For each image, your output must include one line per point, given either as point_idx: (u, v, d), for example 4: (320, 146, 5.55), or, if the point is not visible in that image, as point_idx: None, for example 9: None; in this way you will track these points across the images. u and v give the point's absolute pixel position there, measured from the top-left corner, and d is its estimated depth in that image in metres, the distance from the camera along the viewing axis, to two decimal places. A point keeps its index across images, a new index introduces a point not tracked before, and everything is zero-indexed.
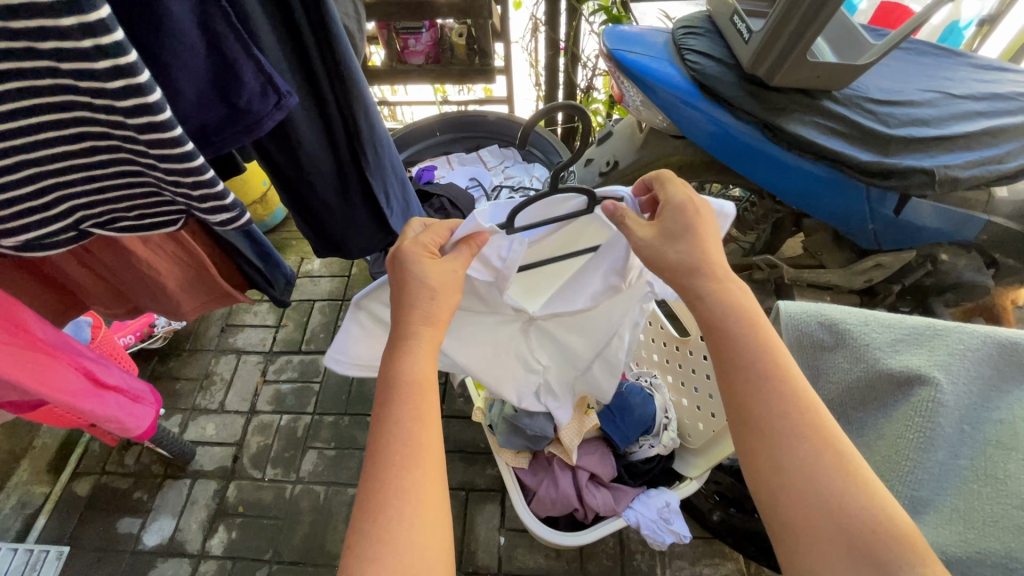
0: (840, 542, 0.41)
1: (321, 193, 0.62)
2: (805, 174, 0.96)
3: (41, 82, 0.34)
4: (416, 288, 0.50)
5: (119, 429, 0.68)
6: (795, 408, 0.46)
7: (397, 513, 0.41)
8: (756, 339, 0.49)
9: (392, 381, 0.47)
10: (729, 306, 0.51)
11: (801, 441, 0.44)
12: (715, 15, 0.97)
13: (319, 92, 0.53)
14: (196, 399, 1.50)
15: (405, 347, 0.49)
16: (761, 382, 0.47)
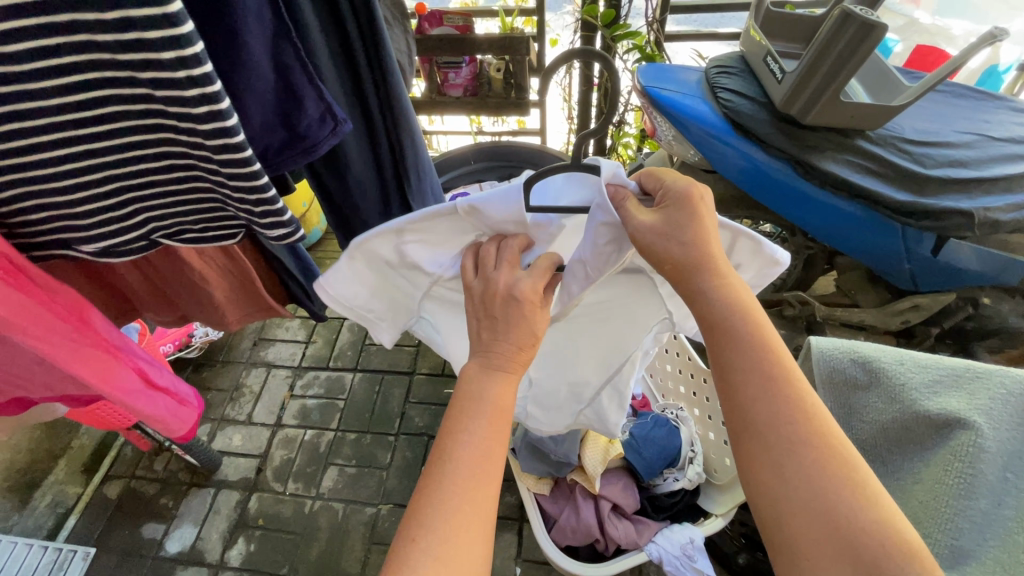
0: (839, 557, 0.40)
1: (365, 215, 0.65)
2: (838, 212, 0.95)
3: (138, 106, 0.38)
4: (523, 332, 0.51)
5: (164, 429, 0.70)
6: (797, 416, 0.44)
7: (419, 533, 0.41)
8: (758, 340, 0.47)
9: (478, 395, 0.49)
10: (730, 304, 0.49)
11: (803, 448, 0.43)
12: (748, 56, 1.00)
13: (370, 119, 0.57)
14: (225, 409, 1.54)
15: (492, 370, 0.50)
16: (762, 388, 0.46)
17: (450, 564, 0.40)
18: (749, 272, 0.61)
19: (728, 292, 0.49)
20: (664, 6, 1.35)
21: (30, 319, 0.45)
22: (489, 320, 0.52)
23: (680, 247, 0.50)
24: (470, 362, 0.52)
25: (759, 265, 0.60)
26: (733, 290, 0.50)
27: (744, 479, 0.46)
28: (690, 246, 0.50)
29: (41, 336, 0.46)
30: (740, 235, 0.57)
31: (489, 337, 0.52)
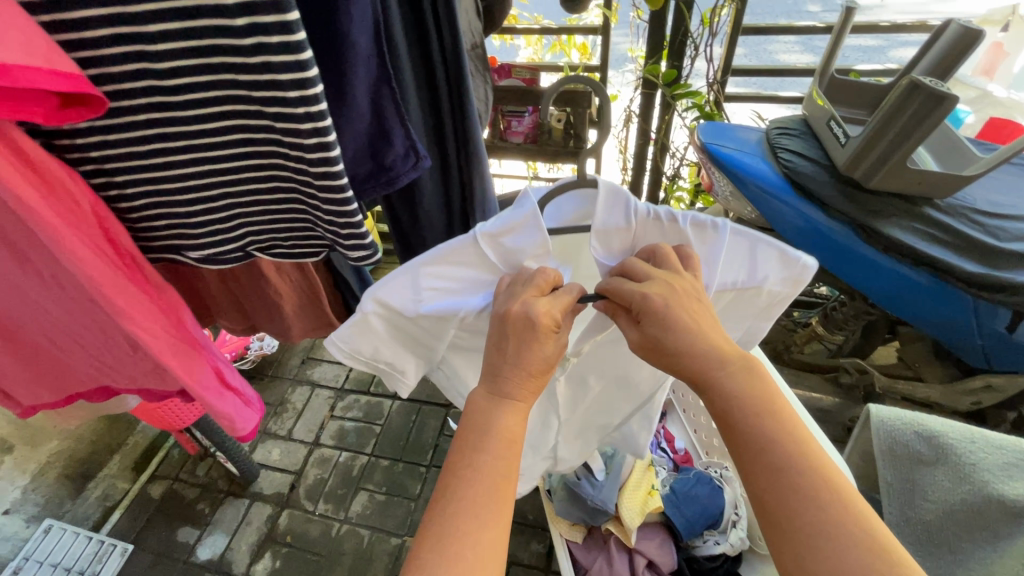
0: None
1: (430, 246, 0.69)
2: (902, 279, 0.93)
3: (257, 133, 0.44)
4: (535, 359, 0.50)
5: (228, 428, 0.69)
6: (818, 501, 0.42)
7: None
8: (772, 421, 0.46)
9: (481, 429, 0.48)
10: (743, 386, 0.47)
11: (823, 539, 0.41)
12: (810, 119, 1.01)
13: (445, 158, 0.62)
14: (268, 422, 1.60)
15: (502, 400, 0.50)
16: (784, 479, 0.44)
17: None
18: (779, 284, 0.60)
19: (744, 377, 0.47)
20: (725, 69, 1.39)
21: (138, 311, 0.50)
22: (505, 353, 0.50)
23: (690, 333, 0.47)
24: (479, 389, 0.51)
25: (787, 275, 0.59)
26: (746, 369, 0.48)
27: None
28: (697, 315, 0.49)
29: (145, 327, 0.51)
30: (759, 240, 0.57)
31: (512, 360, 0.50)
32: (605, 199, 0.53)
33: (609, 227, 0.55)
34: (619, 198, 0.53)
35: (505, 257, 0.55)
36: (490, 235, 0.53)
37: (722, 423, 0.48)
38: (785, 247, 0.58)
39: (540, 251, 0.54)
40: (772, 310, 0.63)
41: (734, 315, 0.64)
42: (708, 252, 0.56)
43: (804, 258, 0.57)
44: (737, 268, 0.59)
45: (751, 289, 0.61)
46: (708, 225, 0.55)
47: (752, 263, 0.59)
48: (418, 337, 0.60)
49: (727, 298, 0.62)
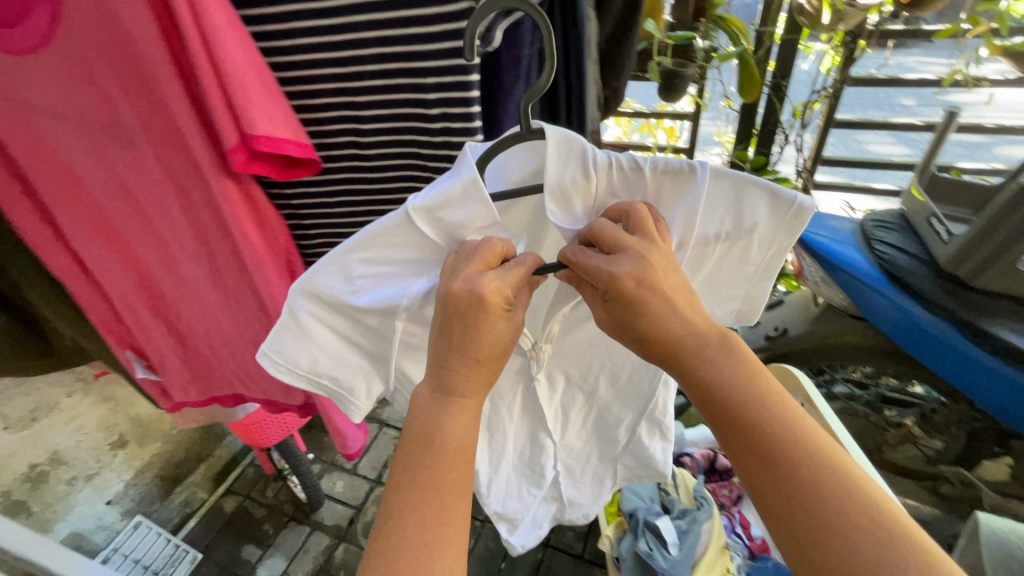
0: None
1: None
2: (1008, 383, 0.86)
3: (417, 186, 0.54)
4: (480, 343, 0.48)
5: (341, 445, 0.77)
6: (816, 476, 0.44)
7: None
8: (762, 409, 0.47)
9: (427, 438, 0.48)
10: (724, 362, 0.48)
11: (809, 487, 0.44)
12: (910, 214, 1.02)
13: None
14: (336, 454, 1.67)
15: (449, 400, 0.48)
16: (774, 445, 0.46)
17: None
18: (770, 232, 0.53)
19: (722, 354, 0.48)
20: (815, 158, 1.43)
21: None
22: (454, 338, 0.48)
23: (678, 320, 0.48)
24: (424, 389, 0.50)
25: (782, 218, 0.51)
26: (724, 342, 0.49)
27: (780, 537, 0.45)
28: (670, 292, 0.48)
29: None
30: (744, 183, 0.50)
31: (464, 347, 0.48)
32: (556, 151, 0.47)
33: (565, 185, 0.49)
34: (572, 148, 0.47)
35: (451, 235, 0.50)
36: (427, 209, 0.48)
37: (711, 414, 0.48)
38: (776, 187, 0.50)
39: (488, 221, 0.49)
40: (773, 264, 0.55)
41: (730, 280, 0.57)
42: (686, 200, 0.50)
43: (800, 198, 0.49)
44: (723, 216, 0.53)
45: (742, 241, 0.54)
46: (680, 169, 0.48)
47: (739, 210, 0.52)
48: (364, 339, 0.56)
49: (716, 255, 0.55)
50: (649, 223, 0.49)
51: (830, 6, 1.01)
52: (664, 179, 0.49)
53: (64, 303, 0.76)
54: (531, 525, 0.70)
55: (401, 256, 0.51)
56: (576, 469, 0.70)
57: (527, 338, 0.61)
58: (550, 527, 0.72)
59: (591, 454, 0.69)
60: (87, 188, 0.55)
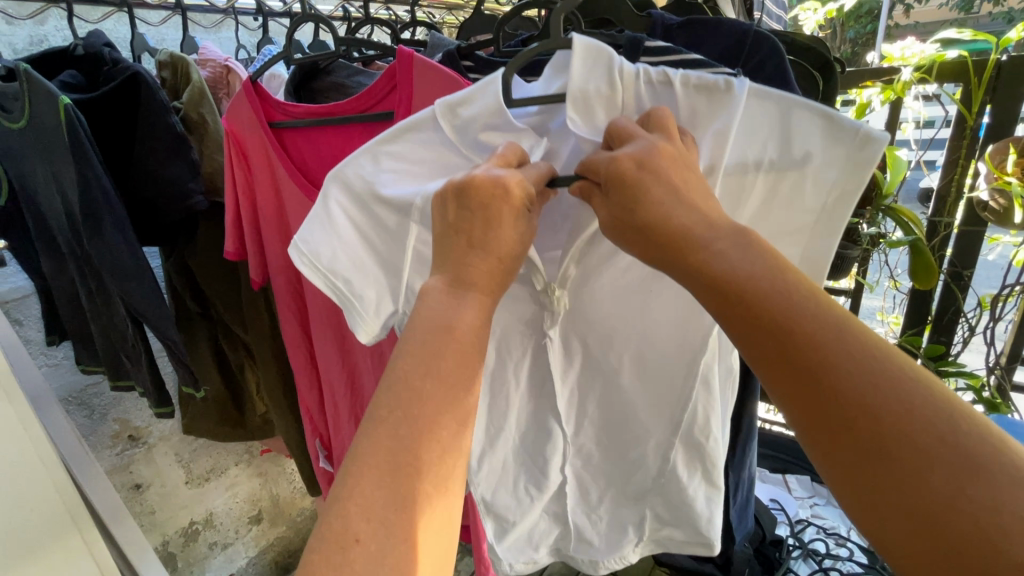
0: (961, 490, 0.31)
1: None
2: None
3: None
4: (481, 220, 0.49)
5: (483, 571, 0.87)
6: (868, 384, 0.34)
7: (369, 532, 0.39)
8: (787, 303, 0.37)
9: (443, 327, 0.46)
10: (749, 251, 0.40)
11: (859, 391, 0.34)
12: None
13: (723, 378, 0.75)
14: None
15: (463, 293, 0.48)
16: (810, 348, 0.36)
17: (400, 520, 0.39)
18: (831, 168, 0.47)
19: (748, 247, 0.40)
20: (1013, 354, 1.24)
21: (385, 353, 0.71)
22: (470, 232, 0.49)
23: (684, 208, 0.43)
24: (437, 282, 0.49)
25: (843, 149, 0.46)
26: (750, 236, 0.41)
27: (826, 460, 0.36)
28: (676, 181, 0.44)
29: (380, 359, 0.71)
30: (793, 105, 0.46)
31: (476, 240, 0.49)
32: (581, 59, 0.47)
33: (589, 93, 0.48)
34: (600, 58, 0.47)
35: (463, 132, 0.53)
36: (448, 106, 0.52)
37: (726, 320, 0.40)
38: (833, 111, 0.45)
39: (497, 115, 0.51)
40: (834, 212, 0.48)
41: (783, 224, 0.50)
42: (721, 118, 0.47)
43: (864, 125, 0.44)
44: (770, 138, 0.48)
45: (791, 173, 0.48)
46: (714, 84, 0.46)
47: (788, 135, 0.47)
48: (380, 245, 0.59)
49: (761, 186, 0.50)
50: (671, 124, 0.46)
51: (1020, 203, 0.95)
52: (698, 96, 0.47)
53: (279, 388, 0.94)
54: (525, 542, 0.69)
55: (418, 154, 0.56)
56: (589, 486, 0.66)
57: (540, 278, 0.58)
58: (547, 551, 0.70)
59: (608, 472, 0.65)
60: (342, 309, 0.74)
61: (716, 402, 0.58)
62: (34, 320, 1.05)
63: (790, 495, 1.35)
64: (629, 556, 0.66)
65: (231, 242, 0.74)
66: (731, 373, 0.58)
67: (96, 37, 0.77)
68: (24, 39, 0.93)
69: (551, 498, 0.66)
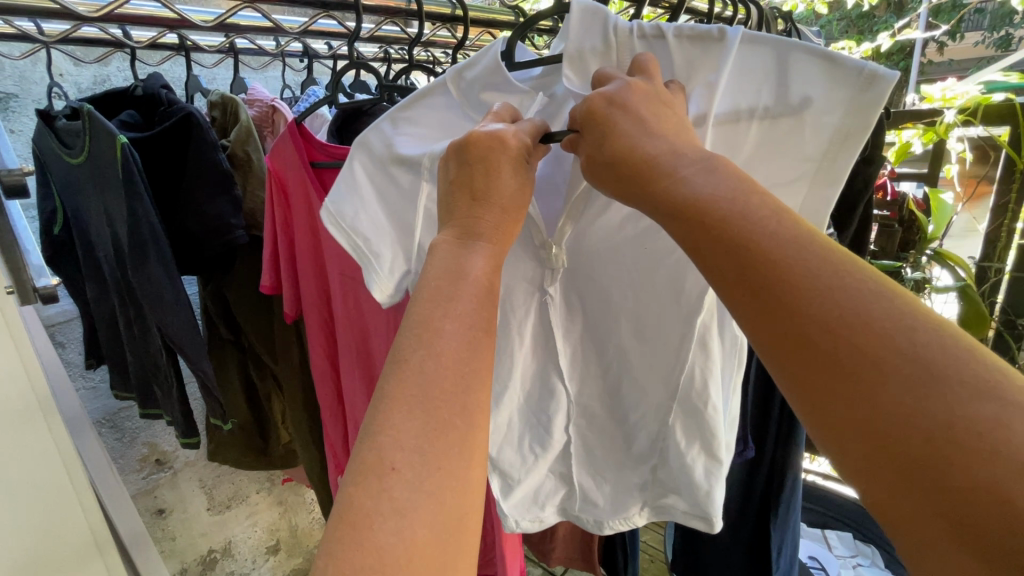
0: (935, 417, 0.27)
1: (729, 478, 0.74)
2: None
3: None
4: (480, 169, 0.48)
5: None
6: (832, 303, 0.31)
7: (404, 459, 0.35)
8: (751, 223, 0.34)
9: (459, 272, 0.44)
10: (718, 177, 0.37)
11: (823, 313, 0.31)
12: None
13: (764, 432, 0.71)
14: None
15: (473, 241, 0.46)
16: (774, 271, 0.33)
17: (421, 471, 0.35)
18: (831, 112, 0.45)
19: (717, 172, 0.37)
20: None
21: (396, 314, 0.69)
22: (470, 183, 0.48)
23: (653, 138, 0.41)
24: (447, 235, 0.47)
25: (844, 92, 0.44)
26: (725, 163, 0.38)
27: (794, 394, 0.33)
28: (645, 113, 0.42)
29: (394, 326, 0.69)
30: (790, 47, 0.45)
31: (477, 192, 0.47)
32: (579, 20, 0.48)
33: (585, 51, 0.49)
34: (597, 18, 0.48)
35: (469, 94, 0.56)
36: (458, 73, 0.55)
37: (692, 246, 0.37)
38: (832, 53, 0.44)
39: (497, 75, 0.53)
40: (838, 159, 0.46)
41: (782, 174, 0.48)
42: (716, 65, 0.46)
43: (869, 64, 0.42)
44: (765, 84, 0.46)
45: (790, 118, 0.46)
46: (708, 33, 0.45)
47: (785, 79, 0.46)
48: (394, 202, 0.59)
49: (757, 133, 0.48)
50: (654, 70, 0.46)
51: None
52: (693, 47, 0.47)
53: (305, 419, 0.94)
54: (531, 498, 0.63)
55: (435, 121, 0.58)
56: (595, 445, 0.62)
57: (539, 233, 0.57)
58: (555, 514, 0.64)
59: (607, 431, 0.61)
60: (372, 345, 0.74)
61: (718, 366, 0.54)
62: (76, 342, 1.09)
63: (830, 553, 1.26)
64: (633, 519, 0.61)
65: (268, 275, 0.76)
66: (737, 343, 0.55)
67: (154, 79, 0.81)
68: (89, 79, 1.00)
69: (557, 456, 0.62)
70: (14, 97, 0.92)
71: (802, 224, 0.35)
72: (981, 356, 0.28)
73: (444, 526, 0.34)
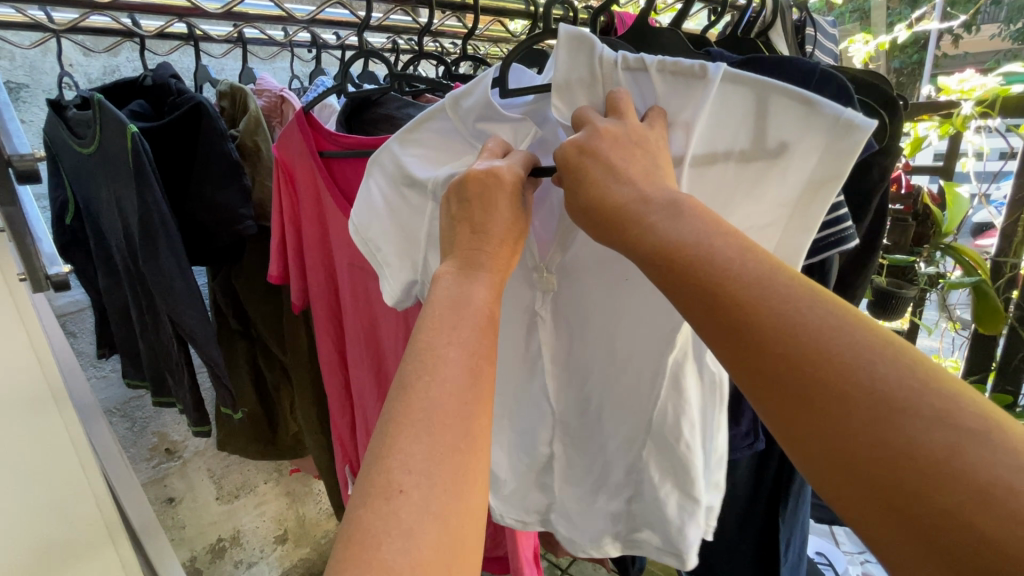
0: (917, 463, 0.26)
1: (738, 475, 0.74)
2: None
3: None
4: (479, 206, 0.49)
5: None
6: (802, 349, 0.30)
7: (411, 482, 0.34)
8: (717, 267, 0.34)
9: (460, 302, 0.44)
10: (690, 220, 0.36)
11: (796, 360, 0.30)
12: None
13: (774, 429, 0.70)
14: None
15: (474, 273, 0.46)
16: (744, 317, 0.32)
17: (434, 489, 0.34)
18: (809, 159, 0.44)
19: (684, 215, 0.37)
20: None
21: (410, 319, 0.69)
22: (471, 217, 0.49)
23: (622, 184, 0.41)
24: (447, 267, 0.47)
25: (824, 139, 0.43)
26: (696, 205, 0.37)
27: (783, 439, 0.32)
28: (614, 158, 0.42)
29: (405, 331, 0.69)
30: (768, 90, 0.43)
31: (478, 224, 0.48)
32: (563, 51, 0.47)
33: (571, 83, 0.48)
34: (582, 49, 0.47)
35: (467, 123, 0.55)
36: (455, 101, 0.54)
37: (667, 294, 0.36)
38: (812, 98, 0.43)
39: (491, 108, 0.53)
40: (812, 206, 0.45)
41: (754, 215, 0.48)
42: (697, 105, 0.45)
43: (845, 112, 0.41)
44: (743, 128, 0.46)
45: (766, 163, 0.46)
46: (690, 69, 0.45)
47: (763, 122, 0.45)
48: (405, 218, 0.60)
49: (733, 174, 0.47)
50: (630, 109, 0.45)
51: None
52: (674, 87, 0.46)
53: (313, 409, 0.94)
54: (521, 500, 0.65)
55: (439, 145, 0.58)
56: (577, 468, 0.62)
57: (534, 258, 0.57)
58: (539, 523, 0.66)
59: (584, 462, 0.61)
60: (381, 336, 0.74)
61: (694, 403, 0.53)
62: (87, 332, 1.10)
63: (837, 549, 1.26)
64: (607, 549, 0.61)
65: (275, 265, 0.76)
66: (716, 380, 0.53)
67: (163, 70, 0.81)
68: (98, 70, 1.00)
69: (539, 469, 0.63)
70: (25, 88, 0.92)
71: (765, 255, 0.34)
72: (956, 390, 0.27)
73: (456, 543, 0.34)
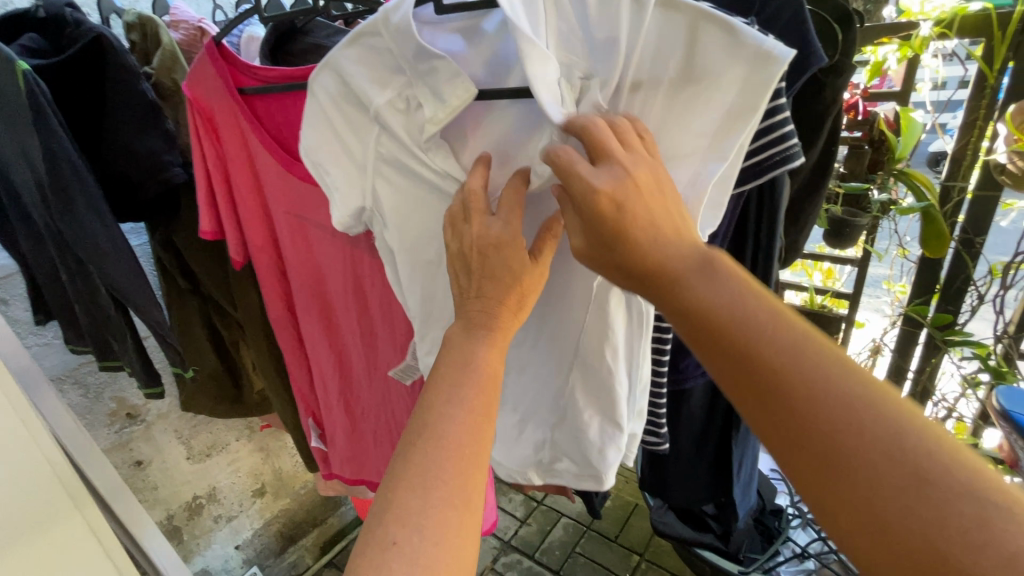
0: (937, 535, 0.28)
1: (693, 403, 0.76)
2: None
3: None
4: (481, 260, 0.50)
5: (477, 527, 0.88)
6: (835, 417, 0.32)
7: (415, 525, 0.40)
8: (753, 330, 0.35)
9: (464, 362, 0.48)
10: (723, 281, 0.37)
11: (827, 427, 0.32)
12: None
13: None
14: None
15: (477, 333, 0.49)
16: (780, 382, 0.33)
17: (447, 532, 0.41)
18: (732, 92, 0.42)
19: (718, 274, 0.38)
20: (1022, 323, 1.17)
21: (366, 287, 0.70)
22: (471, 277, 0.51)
23: (657, 240, 0.40)
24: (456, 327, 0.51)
25: (746, 71, 0.41)
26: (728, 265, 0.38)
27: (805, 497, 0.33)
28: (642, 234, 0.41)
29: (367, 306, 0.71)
30: (698, 16, 0.41)
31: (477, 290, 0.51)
32: None
33: None
34: None
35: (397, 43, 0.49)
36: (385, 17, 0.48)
37: (701, 350, 0.37)
38: (738, 27, 0.40)
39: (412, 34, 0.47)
40: (727, 139, 0.43)
41: (676, 143, 0.45)
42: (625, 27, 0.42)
43: (766, 41, 0.40)
44: (672, 53, 0.43)
45: (692, 91, 0.44)
46: None
47: (690, 50, 0.42)
48: (354, 149, 0.57)
49: (661, 102, 0.45)
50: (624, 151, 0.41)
51: None
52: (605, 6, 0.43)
53: (271, 365, 0.92)
54: None
55: (377, 65, 0.52)
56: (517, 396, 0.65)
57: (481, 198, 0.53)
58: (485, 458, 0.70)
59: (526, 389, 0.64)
60: (328, 285, 0.72)
61: (620, 333, 0.54)
62: (20, 299, 1.03)
63: None
64: (550, 460, 0.65)
65: (207, 220, 0.71)
66: (644, 312, 0.52)
67: None
68: None
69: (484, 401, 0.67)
70: None
71: (794, 317, 0.36)
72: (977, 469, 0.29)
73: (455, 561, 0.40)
